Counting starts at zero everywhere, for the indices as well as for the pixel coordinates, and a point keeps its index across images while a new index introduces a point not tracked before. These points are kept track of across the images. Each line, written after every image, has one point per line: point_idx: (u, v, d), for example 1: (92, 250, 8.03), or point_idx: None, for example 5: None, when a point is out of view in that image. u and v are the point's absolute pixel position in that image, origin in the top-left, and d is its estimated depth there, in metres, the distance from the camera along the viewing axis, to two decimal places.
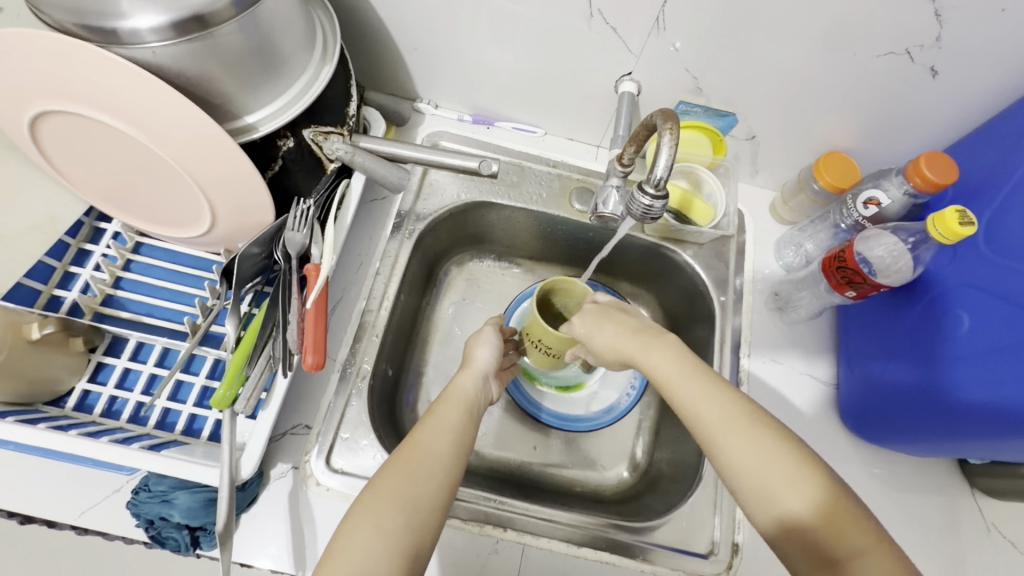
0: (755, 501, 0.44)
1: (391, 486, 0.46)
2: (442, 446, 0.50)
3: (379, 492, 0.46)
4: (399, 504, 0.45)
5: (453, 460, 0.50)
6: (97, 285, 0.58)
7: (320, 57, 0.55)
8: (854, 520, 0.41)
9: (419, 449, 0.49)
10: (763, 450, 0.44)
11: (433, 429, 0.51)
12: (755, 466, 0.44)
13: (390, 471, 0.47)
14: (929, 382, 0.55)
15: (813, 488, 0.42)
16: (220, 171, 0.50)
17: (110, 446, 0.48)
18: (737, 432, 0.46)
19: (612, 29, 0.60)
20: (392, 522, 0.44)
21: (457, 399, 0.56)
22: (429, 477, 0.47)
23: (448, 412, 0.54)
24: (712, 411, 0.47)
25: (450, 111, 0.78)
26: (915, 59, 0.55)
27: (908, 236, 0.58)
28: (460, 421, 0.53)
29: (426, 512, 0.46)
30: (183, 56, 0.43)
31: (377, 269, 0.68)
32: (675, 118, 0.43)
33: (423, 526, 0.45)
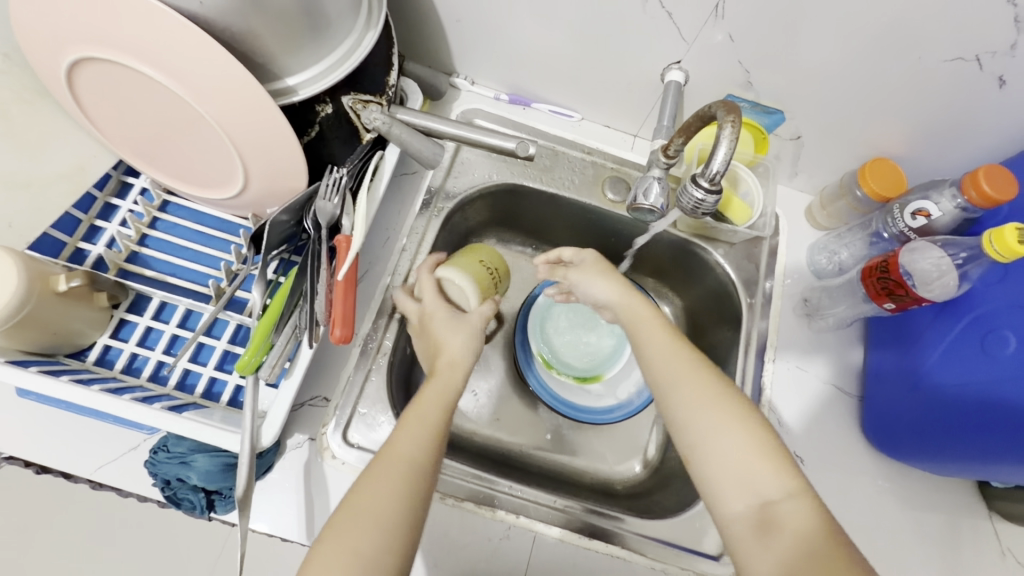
0: (719, 488, 0.45)
1: (365, 503, 0.44)
2: (418, 447, 0.47)
3: (351, 513, 0.43)
4: (375, 523, 0.43)
5: (429, 467, 0.47)
6: (122, 241, 0.58)
7: (365, 21, 0.53)
8: (817, 512, 0.42)
9: (396, 456, 0.46)
10: (732, 434, 0.46)
11: (407, 433, 0.48)
12: (726, 448, 0.46)
13: (364, 484, 0.45)
14: (971, 398, 0.54)
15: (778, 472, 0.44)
16: (258, 132, 0.48)
17: (132, 404, 0.48)
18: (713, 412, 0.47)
19: (667, 14, 0.57)
20: (365, 543, 0.42)
21: (433, 398, 0.52)
22: (406, 488, 0.45)
23: (426, 413, 0.50)
24: (687, 387, 0.49)
25: (487, 89, 0.76)
26: (984, 67, 0.53)
27: (959, 251, 0.57)
28: (439, 423, 0.50)
29: (404, 524, 0.43)
30: (231, 8, 0.42)
31: (403, 244, 0.67)
32: (738, 111, 0.41)
33: (405, 543, 0.43)
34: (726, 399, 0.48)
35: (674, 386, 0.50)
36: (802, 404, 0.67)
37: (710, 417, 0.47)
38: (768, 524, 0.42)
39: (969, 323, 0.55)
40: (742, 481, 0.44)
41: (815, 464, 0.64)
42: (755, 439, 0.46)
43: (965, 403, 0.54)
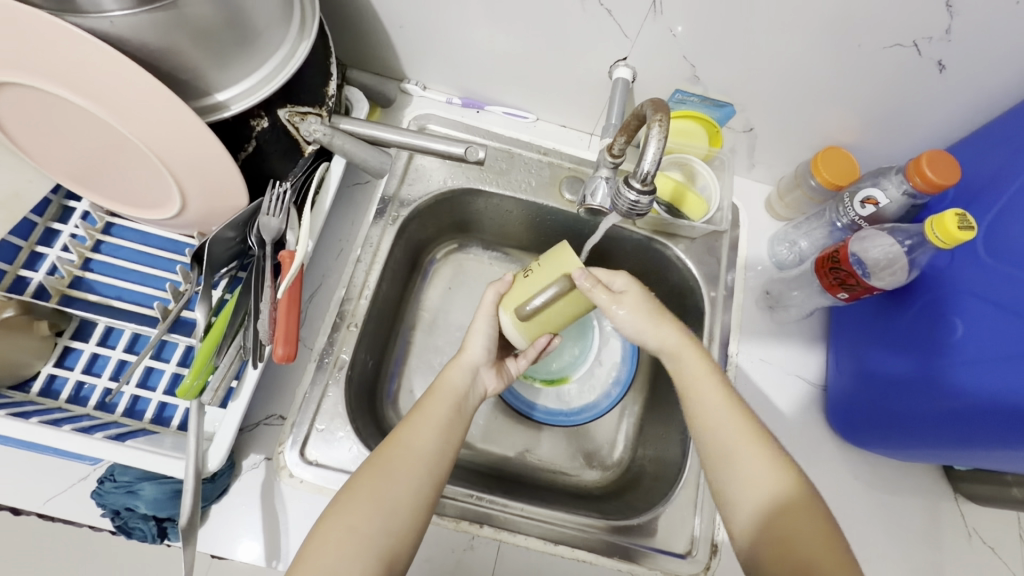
0: (752, 532, 0.47)
1: (367, 486, 0.46)
2: (430, 441, 0.50)
3: (356, 493, 0.46)
4: (373, 503, 0.45)
5: (436, 460, 0.49)
6: (64, 266, 0.56)
7: (297, 32, 0.52)
8: (842, 563, 0.44)
9: (400, 448, 0.49)
10: (767, 489, 0.47)
11: (416, 424, 0.51)
12: (759, 500, 0.47)
13: (369, 469, 0.47)
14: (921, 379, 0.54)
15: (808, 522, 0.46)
16: (188, 151, 0.47)
17: (72, 435, 0.47)
18: (753, 462, 0.49)
19: (607, 12, 0.57)
20: (365, 523, 0.44)
21: (444, 391, 0.54)
22: (411, 477, 0.47)
23: (435, 407, 0.52)
24: (734, 442, 0.50)
25: (439, 93, 0.75)
26: (922, 53, 0.53)
27: (906, 238, 0.56)
28: (449, 419, 0.52)
29: (405, 510, 0.46)
30: (145, 25, 0.41)
31: (358, 256, 0.66)
32: (666, 109, 0.41)
33: (403, 527, 0.45)
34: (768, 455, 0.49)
35: (726, 439, 0.50)
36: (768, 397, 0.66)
37: (746, 464, 0.49)
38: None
39: (921, 308, 0.56)
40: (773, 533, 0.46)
41: None
42: (787, 494, 0.47)
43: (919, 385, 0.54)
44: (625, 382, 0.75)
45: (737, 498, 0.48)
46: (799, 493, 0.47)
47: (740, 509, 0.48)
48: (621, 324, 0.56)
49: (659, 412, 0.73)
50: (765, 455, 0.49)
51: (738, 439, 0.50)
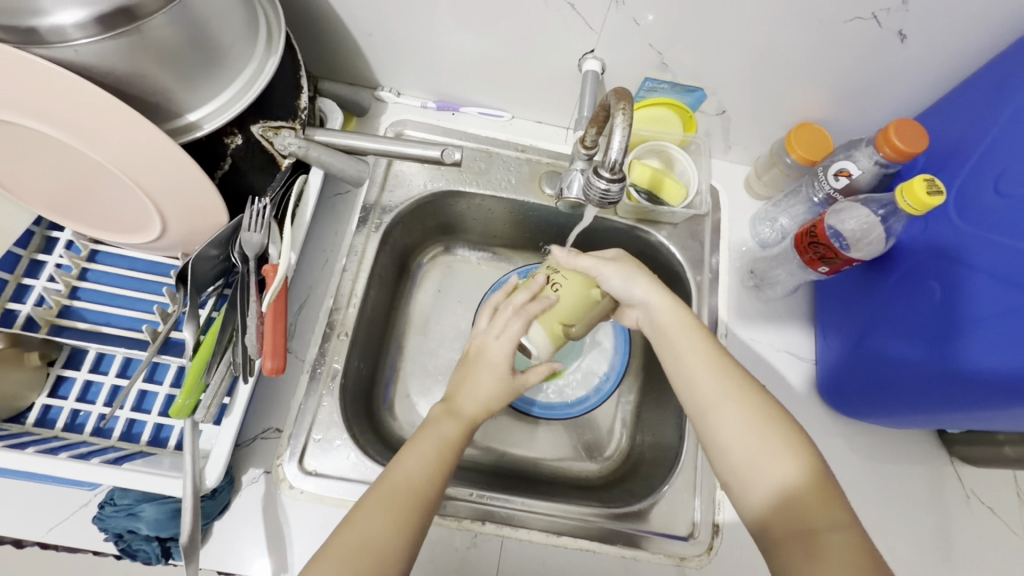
0: (740, 475, 0.46)
1: (362, 529, 0.44)
2: (425, 481, 0.49)
3: (348, 538, 0.44)
4: (366, 549, 0.43)
5: (430, 504, 0.48)
6: (51, 297, 0.57)
7: (264, 49, 0.53)
8: (828, 497, 0.43)
9: (398, 481, 0.48)
10: (750, 433, 0.47)
11: (413, 464, 0.49)
12: (737, 432, 0.47)
13: (364, 507, 0.46)
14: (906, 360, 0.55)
15: (791, 461, 0.45)
16: (163, 172, 0.48)
17: (69, 462, 0.47)
18: (732, 406, 0.48)
19: (569, 6, 0.57)
20: (354, 573, 0.42)
21: (441, 432, 0.53)
22: (406, 519, 0.46)
23: (431, 443, 0.51)
24: (713, 390, 0.50)
25: (413, 98, 0.75)
26: (882, 24, 0.53)
27: (880, 207, 0.58)
28: (448, 451, 0.51)
29: (399, 547, 0.44)
30: (110, 52, 0.42)
31: (343, 265, 0.66)
32: (629, 98, 0.41)
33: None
34: (747, 398, 0.49)
35: (706, 386, 0.50)
36: (763, 374, 0.67)
37: (726, 416, 0.48)
38: (792, 514, 0.43)
39: (900, 278, 0.57)
40: (757, 476, 0.45)
41: None
42: (766, 433, 0.46)
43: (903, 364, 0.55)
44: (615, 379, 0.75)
45: (721, 445, 0.48)
46: (791, 428, 0.47)
47: (722, 455, 0.48)
48: (607, 282, 0.56)
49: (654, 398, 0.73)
50: (744, 401, 0.48)
51: (715, 385, 0.50)
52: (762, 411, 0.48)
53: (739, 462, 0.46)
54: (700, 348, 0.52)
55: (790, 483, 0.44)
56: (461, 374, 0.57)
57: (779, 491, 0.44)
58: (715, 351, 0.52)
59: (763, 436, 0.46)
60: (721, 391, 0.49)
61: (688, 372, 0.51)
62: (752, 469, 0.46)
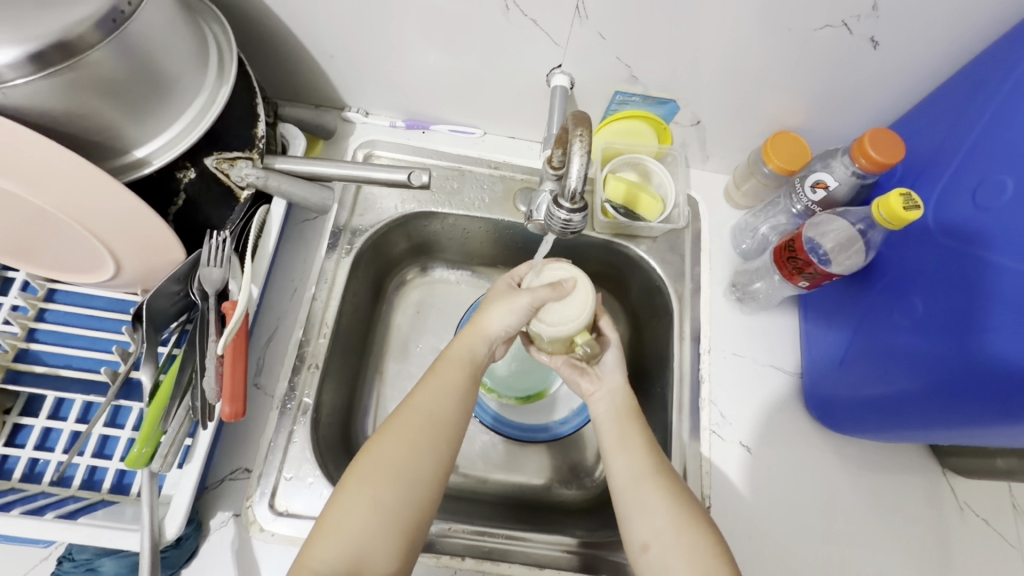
0: (657, 542, 0.47)
1: (387, 455, 0.48)
2: (444, 409, 0.51)
3: (374, 466, 0.47)
4: (393, 473, 0.47)
5: (451, 428, 0.51)
6: (6, 341, 0.55)
7: (216, 78, 0.51)
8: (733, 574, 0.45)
9: (417, 415, 0.50)
10: (665, 507, 0.48)
11: (432, 392, 0.51)
12: (650, 507, 0.48)
13: (386, 439, 0.49)
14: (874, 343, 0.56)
15: (702, 533, 0.47)
16: (110, 214, 0.46)
17: (21, 519, 0.45)
18: (665, 479, 0.50)
19: (533, 21, 0.56)
20: (385, 492, 0.46)
21: (458, 355, 0.54)
22: (428, 446, 0.49)
23: (448, 370, 0.53)
24: (628, 469, 0.51)
25: (382, 117, 0.73)
26: (853, 31, 0.52)
27: (857, 220, 0.56)
28: (465, 381, 0.53)
29: (425, 480, 0.48)
30: (47, 91, 0.40)
31: (313, 294, 0.64)
32: (587, 122, 0.39)
33: (423, 493, 0.47)
34: (671, 473, 0.51)
35: (636, 460, 0.52)
36: (748, 390, 0.65)
37: (651, 490, 0.49)
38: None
39: (884, 287, 0.56)
40: (680, 544, 0.46)
41: (765, 452, 0.63)
42: (679, 508, 0.48)
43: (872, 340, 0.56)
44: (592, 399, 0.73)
45: (646, 509, 0.49)
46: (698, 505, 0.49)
47: (646, 518, 0.48)
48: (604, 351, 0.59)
49: None
50: (673, 474, 0.51)
51: (641, 460, 0.51)
52: (677, 488, 0.49)
53: (661, 527, 0.47)
54: (636, 431, 0.54)
55: (701, 549, 0.46)
56: (491, 298, 0.56)
57: (691, 558, 0.45)
58: (643, 427, 0.55)
59: (679, 510, 0.48)
60: (654, 464, 0.51)
61: (618, 445, 0.53)
62: (671, 534, 0.47)
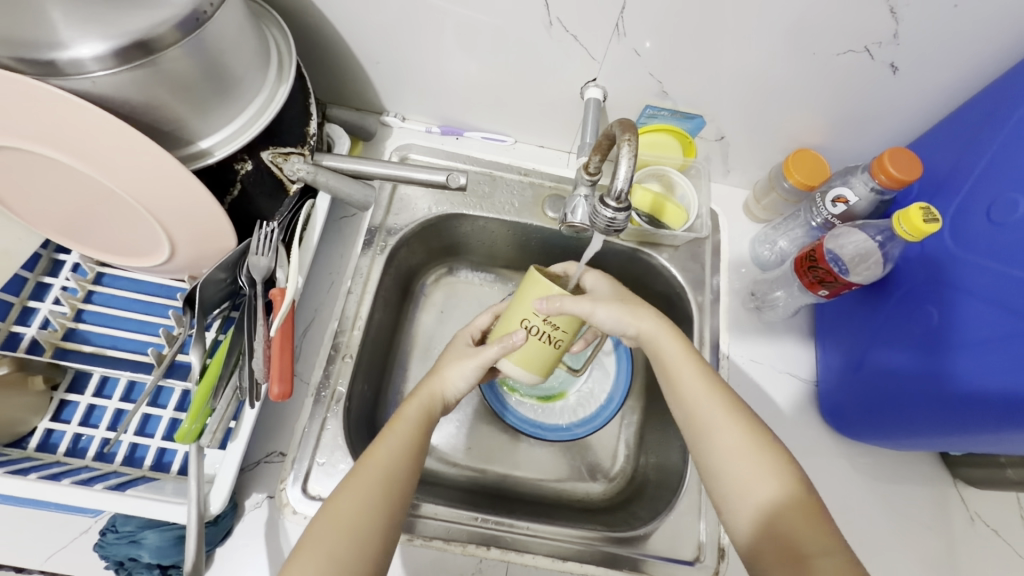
0: (729, 500, 0.49)
1: (347, 513, 0.45)
2: (401, 466, 0.49)
3: (329, 522, 0.45)
4: (352, 529, 0.45)
5: (405, 483, 0.49)
6: (56, 319, 0.57)
7: (275, 78, 0.54)
8: (812, 514, 0.46)
9: (372, 469, 0.48)
10: (737, 451, 0.49)
11: (387, 447, 0.50)
12: (724, 446, 0.50)
13: (344, 492, 0.47)
14: (930, 369, 0.54)
15: (777, 479, 0.47)
16: (173, 199, 0.48)
17: (71, 489, 0.47)
18: (730, 429, 0.50)
19: (573, 37, 0.59)
20: (345, 550, 0.44)
21: (412, 412, 0.53)
22: (383, 505, 0.47)
23: (401, 428, 0.52)
24: (702, 409, 0.52)
25: (419, 123, 0.77)
26: (875, 57, 0.55)
27: (876, 232, 0.59)
28: (416, 437, 0.52)
29: (378, 538, 0.45)
30: (126, 83, 0.43)
31: (348, 287, 0.66)
32: (633, 128, 0.43)
33: (377, 552, 0.45)
34: (736, 421, 0.51)
35: (704, 416, 0.52)
36: (765, 396, 0.68)
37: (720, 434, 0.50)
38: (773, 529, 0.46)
39: (900, 300, 0.58)
40: (748, 496, 0.47)
41: None
42: (750, 453, 0.49)
43: (918, 374, 0.55)
44: (613, 399, 0.75)
45: (714, 470, 0.50)
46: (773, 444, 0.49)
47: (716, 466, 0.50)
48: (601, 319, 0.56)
49: (656, 419, 0.74)
50: (738, 424, 0.51)
51: (707, 412, 0.52)
52: (747, 430, 0.50)
53: (730, 475, 0.49)
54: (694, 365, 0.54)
55: (772, 503, 0.46)
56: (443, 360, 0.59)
57: (763, 510, 0.47)
58: (704, 369, 0.54)
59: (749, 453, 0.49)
60: (719, 414, 0.51)
61: (688, 397, 0.53)
62: (740, 489, 0.48)
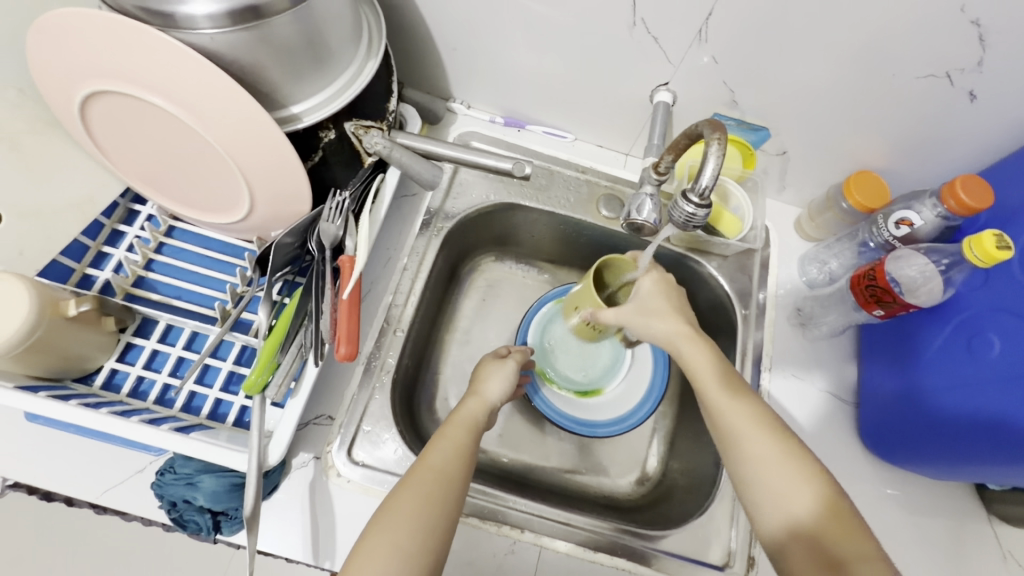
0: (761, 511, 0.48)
1: (412, 503, 0.47)
2: (455, 469, 0.50)
3: (392, 516, 0.46)
4: (414, 525, 0.46)
5: (461, 483, 0.50)
6: (130, 266, 0.59)
7: (365, 52, 0.56)
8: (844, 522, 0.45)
9: (432, 470, 0.49)
10: (781, 459, 0.48)
11: (445, 449, 0.51)
12: (760, 454, 0.49)
13: (409, 487, 0.48)
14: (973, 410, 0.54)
15: (809, 489, 0.47)
16: (262, 158, 0.51)
17: (140, 426, 0.49)
18: (766, 443, 0.49)
19: (653, 39, 0.60)
20: (408, 540, 0.45)
21: (465, 419, 0.54)
22: (442, 503, 0.48)
23: (455, 432, 0.53)
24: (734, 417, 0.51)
25: (483, 112, 0.79)
26: (954, 83, 0.56)
27: (942, 258, 0.60)
28: (468, 442, 0.53)
29: (438, 535, 0.47)
30: (236, 43, 0.44)
31: (404, 264, 0.68)
32: (723, 128, 0.44)
33: (439, 541, 0.46)
34: (769, 433, 0.50)
35: (737, 430, 0.51)
36: (803, 412, 0.68)
37: (758, 443, 0.49)
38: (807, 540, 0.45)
39: (955, 328, 0.58)
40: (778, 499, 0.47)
41: None
42: (784, 460, 0.48)
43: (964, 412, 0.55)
44: (594, 428, 0.71)
45: (747, 479, 0.49)
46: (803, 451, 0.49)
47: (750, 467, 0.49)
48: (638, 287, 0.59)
49: (689, 426, 0.74)
50: (771, 435, 0.50)
51: (736, 415, 0.51)
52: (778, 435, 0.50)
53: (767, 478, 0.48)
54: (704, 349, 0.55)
55: (801, 513, 0.46)
56: (482, 365, 0.62)
57: (797, 521, 0.46)
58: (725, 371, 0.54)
59: (781, 461, 0.48)
60: (751, 425, 0.50)
61: (722, 413, 0.52)
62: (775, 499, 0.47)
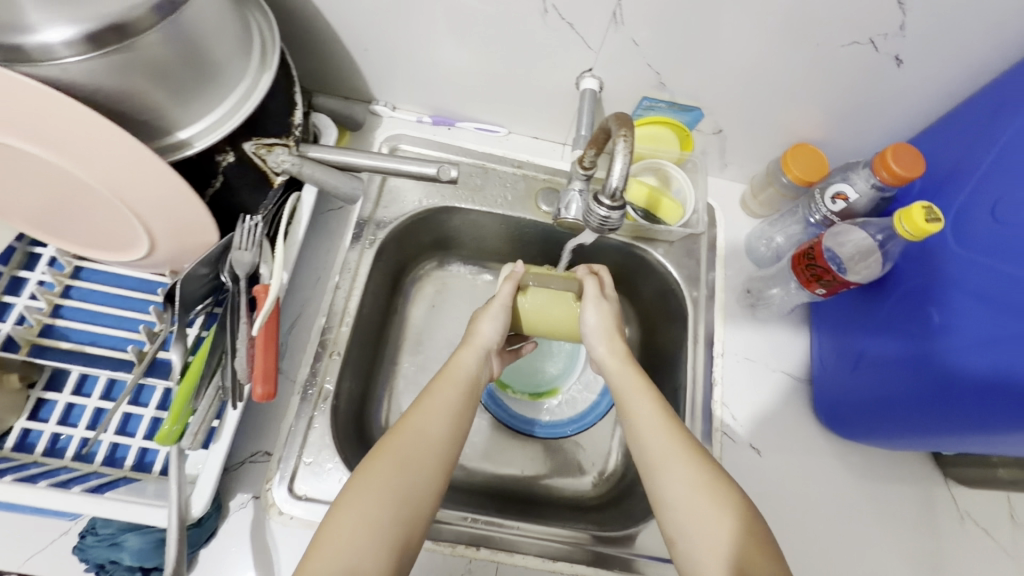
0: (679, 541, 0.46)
1: (384, 473, 0.45)
2: (437, 429, 0.48)
3: (368, 480, 0.44)
4: (389, 493, 0.44)
5: (444, 449, 0.48)
6: (33, 315, 0.54)
7: (259, 63, 0.51)
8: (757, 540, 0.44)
9: (413, 432, 0.47)
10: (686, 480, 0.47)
11: (429, 412, 0.49)
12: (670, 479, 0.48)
13: (382, 456, 0.46)
14: (922, 353, 0.53)
15: (718, 508, 0.46)
16: (152, 192, 0.46)
17: (49, 492, 0.45)
18: (674, 464, 0.49)
19: (569, 25, 0.57)
20: (381, 513, 0.43)
21: (455, 375, 0.53)
22: (420, 468, 0.46)
23: (443, 390, 0.51)
24: (647, 438, 0.51)
25: (409, 112, 0.75)
26: (880, 48, 0.54)
27: (877, 231, 0.58)
28: (459, 402, 0.51)
29: (413, 506, 0.44)
30: (100, 70, 0.40)
31: (336, 282, 0.65)
32: (630, 124, 0.42)
33: (411, 515, 0.44)
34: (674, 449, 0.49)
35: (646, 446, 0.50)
36: (758, 394, 0.67)
37: (667, 462, 0.49)
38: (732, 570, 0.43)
39: (903, 295, 0.57)
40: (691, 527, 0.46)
41: (772, 454, 0.65)
42: (690, 482, 0.47)
43: (915, 357, 0.54)
44: (556, 430, 0.73)
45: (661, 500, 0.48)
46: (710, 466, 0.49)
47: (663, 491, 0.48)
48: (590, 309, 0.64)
49: None
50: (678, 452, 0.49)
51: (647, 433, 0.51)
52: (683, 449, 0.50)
53: (677, 500, 0.47)
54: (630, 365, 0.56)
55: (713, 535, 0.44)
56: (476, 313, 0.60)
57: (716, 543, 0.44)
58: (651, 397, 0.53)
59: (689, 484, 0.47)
60: (659, 445, 0.50)
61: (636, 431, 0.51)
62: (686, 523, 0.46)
